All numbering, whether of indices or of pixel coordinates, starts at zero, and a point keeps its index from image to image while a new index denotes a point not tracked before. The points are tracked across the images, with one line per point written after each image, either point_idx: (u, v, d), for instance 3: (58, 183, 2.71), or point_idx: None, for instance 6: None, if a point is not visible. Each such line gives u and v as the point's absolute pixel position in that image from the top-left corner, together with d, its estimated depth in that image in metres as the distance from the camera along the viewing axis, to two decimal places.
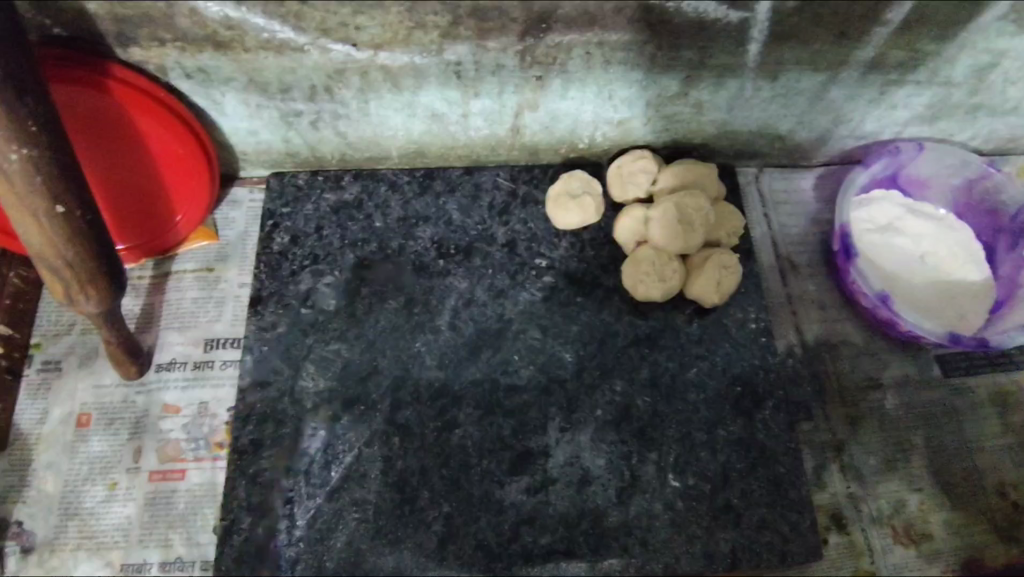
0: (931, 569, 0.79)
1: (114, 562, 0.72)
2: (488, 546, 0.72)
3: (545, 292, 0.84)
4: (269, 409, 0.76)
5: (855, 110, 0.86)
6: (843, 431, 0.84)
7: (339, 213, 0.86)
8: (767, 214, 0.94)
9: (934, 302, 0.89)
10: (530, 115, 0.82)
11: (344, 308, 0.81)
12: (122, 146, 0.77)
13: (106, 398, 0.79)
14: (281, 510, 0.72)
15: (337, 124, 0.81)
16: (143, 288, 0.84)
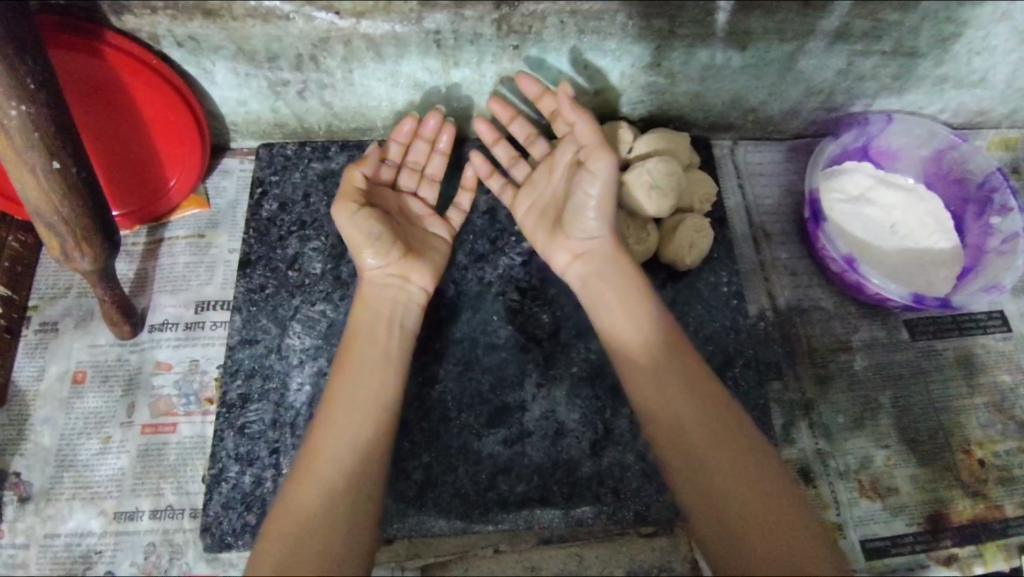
0: (895, 521, 0.82)
1: (108, 510, 0.76)
2: (466, 494, 0.75)
3: (524, 256, 0.87)
4: (257, 365, 0.79)
5: (824, 82, 0.89)
6: (813, 390, 0.87)
7: (326, 181, 0.90)
8: (741, 185, 0.97)
9: (902, 268, 0.91)
10: (509, 85, 0.85)
11: (330, 270, 0.84)
12: (119, 113, 0.81)
13: (101, 357, 0.82)
14: (267, 459, 0.75)
15: (323, 93, 0.84)
16: (137, 253, 0.87)
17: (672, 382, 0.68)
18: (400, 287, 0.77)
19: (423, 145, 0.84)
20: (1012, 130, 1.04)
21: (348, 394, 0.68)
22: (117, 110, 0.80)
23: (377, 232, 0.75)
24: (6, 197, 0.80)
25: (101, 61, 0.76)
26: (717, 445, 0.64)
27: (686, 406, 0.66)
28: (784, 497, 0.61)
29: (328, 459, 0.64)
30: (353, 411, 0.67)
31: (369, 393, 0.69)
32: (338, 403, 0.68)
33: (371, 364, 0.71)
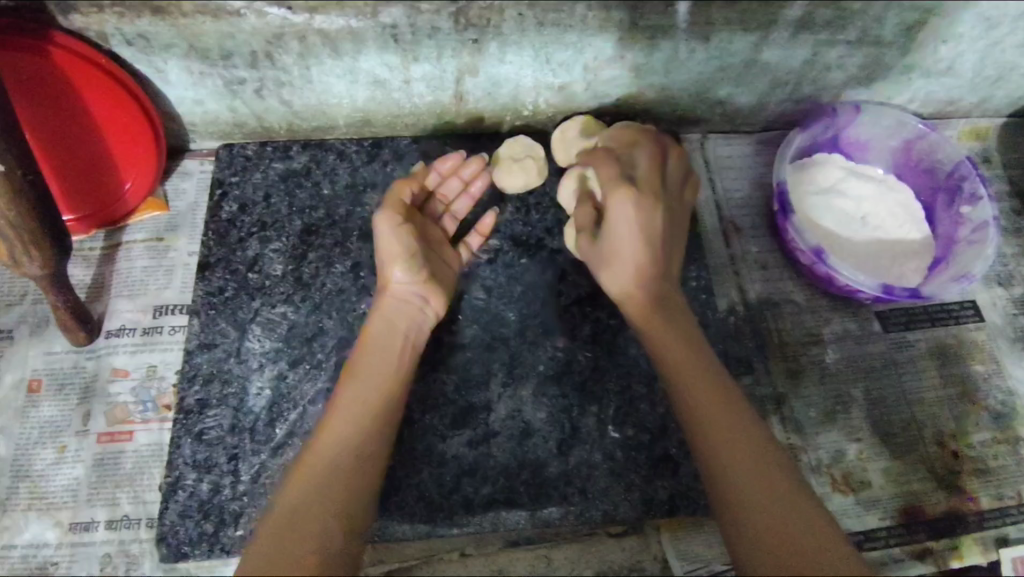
0: (869, 515, 0.81)
1: (64, 521, 0.74)
2: (430, 498, 0.73)
3: (490, 254, 0.86)
4: (215, 370, 0.77)
5: (791, 72, 0.88)
6: (784, 384, 0.86)
7: (287, 181, 0.88)
8: (710, 179, 0.96)
9: (872, 259, 0.91)
10: (471, 80, 0.84)
11: (291, 272, 0.82)
12: (68, 112, 0.79)
13: (57, 364, 0.80)
14: (225, 466, 0.73)
15: (281, 92, 0.82)
16: (94, 258, 0.85)
17: (703, 393, 0.70)
18: (420, 308, 0.75)
19: (457, 184, 0.84)
20: (982, 119, 1.04)
21: (355, 406, 0.68)
22: (66, 109, 0.79)
23: (414, 247, 0.74)
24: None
25: (45, 59, 0.74)
26: (740, 450, 0.66)
27: (717, 412, 0.68)
28: (801, 508, 0.62)
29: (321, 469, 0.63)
30: (353, 423, 0.66)
31: (372, 406, 0.68)
32: (341, 414, 0.67)
33: (378, 376, 0.70)
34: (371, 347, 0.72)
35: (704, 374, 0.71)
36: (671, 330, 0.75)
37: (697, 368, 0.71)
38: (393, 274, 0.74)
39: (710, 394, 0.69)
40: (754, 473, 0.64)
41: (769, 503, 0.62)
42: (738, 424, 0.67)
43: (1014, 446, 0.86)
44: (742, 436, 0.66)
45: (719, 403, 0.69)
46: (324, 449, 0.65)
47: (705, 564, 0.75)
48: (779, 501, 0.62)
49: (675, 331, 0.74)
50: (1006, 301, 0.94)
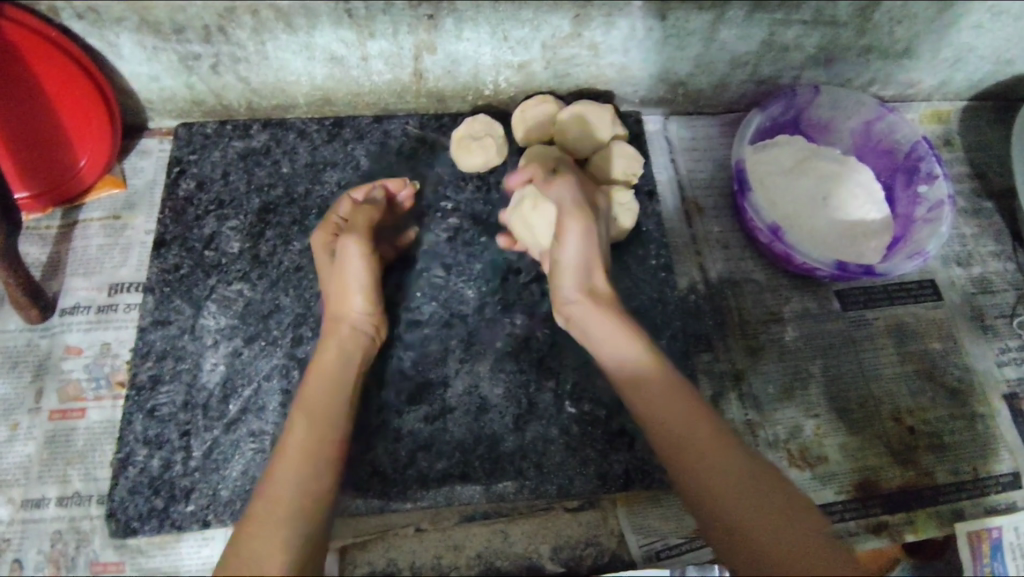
0: (825, 489, 0.82)
1: (14, 499, 0.73)
2: (384, 473, 0.73)
3: (450, 232, 0.86)
4: (169, 347, 0.77)
5: (749, 52, 0.89)
6: (743, 361, 0.86)
7: (246, 159, 0.88)
8: (673, 160, 0.96)
9: (831, 238, 0.91)
10: (429, 58, 0.84)
11: (248, 250, 0.82)
12: (22, 87, 0.78)
13: (10, 342, 0.79)
14: (177, 442, 0.72)
15: (237, 68, 0.82)
16: (50, 237, 0.84)
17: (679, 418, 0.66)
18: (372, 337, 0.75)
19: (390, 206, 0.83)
20: (943, 103, 1.05)
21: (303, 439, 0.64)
22: (18, 83, 0.77)
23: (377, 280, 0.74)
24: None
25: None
26: (731, 477, 0.62)
27: (696, 436, 0.65)
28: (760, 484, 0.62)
29: (273, 511, 0.59)
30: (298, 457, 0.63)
31: (322, 439, 0.64)
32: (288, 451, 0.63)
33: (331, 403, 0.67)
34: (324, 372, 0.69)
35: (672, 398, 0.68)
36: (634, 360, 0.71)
37: (666, 389, 0.68)
38: (352, 303, 0.73)
39: (688, 418, 0.66)
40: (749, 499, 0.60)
41: (769, 530, 0.58)
42: (719, 447, 0.64)
43: (970, 421, 0.87)
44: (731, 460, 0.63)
45: (697, 426, 0.65)
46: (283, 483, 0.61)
47: (660, 538, 0.76)
48: (779, 526, 0.59)
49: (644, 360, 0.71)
50: (964, 281, 0.95)
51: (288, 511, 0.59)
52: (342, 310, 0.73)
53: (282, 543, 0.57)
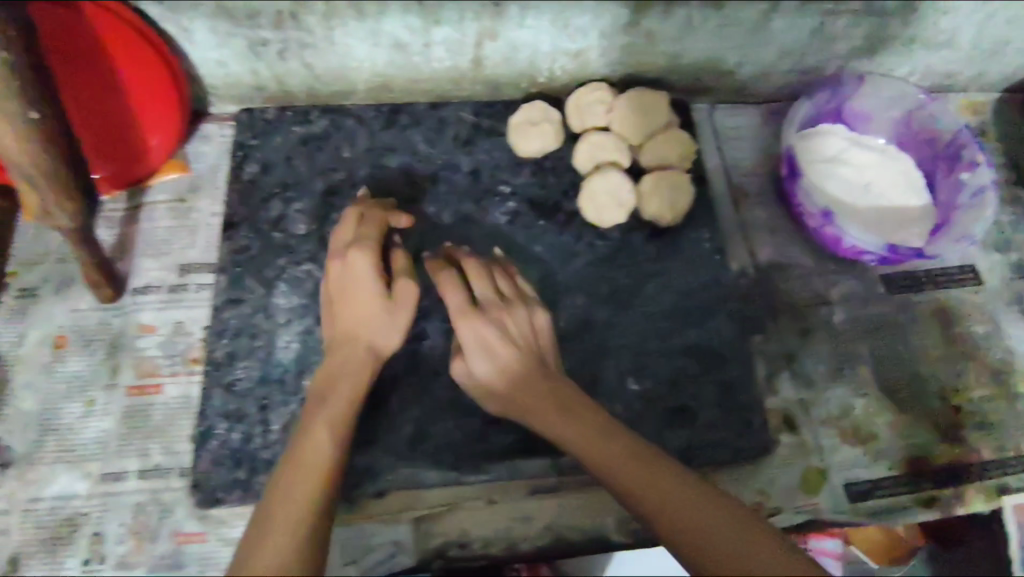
0: (876, 465, 0.84)
1: (93, 473, 0.75)
2: (457, 446, 0.77)
3: (509, 216, 0.87)
4: (244, 325, 0.79)
5: (799, 42, 0.91)
6: (794, 342, 0.89)
7: (308, 144, 0.89)
8: (720, 147, 0.99)
9: (877, 225, 0.93)
10: (490, 45, 0.86)
11: (315, 232, 0.84)
12: (101, 75, 0.81)
13: (83, 321, 0.81)
14: (256, 416, 0.75)
15: (304, 54, 0.83)
16: (117, 218, 0.85)
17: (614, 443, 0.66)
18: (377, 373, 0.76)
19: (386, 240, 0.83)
20: (978, 94, 1.08)
21: (324, 453, 0.66)
22: (98, 70, 0.81)
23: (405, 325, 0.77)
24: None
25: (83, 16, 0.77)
26: (677, 494, 0.60)
27: (628, 460, 0.64)
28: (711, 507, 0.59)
29: (293, 514, 0.60)
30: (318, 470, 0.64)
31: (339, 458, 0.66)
32: (306, 462, 0.65)
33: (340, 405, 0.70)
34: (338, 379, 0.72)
35: (600, 430, 0.67)
36: (545, 406, 0.70)
37: (591, 420, 0.68)
38: (391, 338, 0.75)
39: (617, 447, 0.65)
40: (696, 510, 0.59)
41: (727, 539, 0.56)
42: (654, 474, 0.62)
43: (1013, 401, 0.89)
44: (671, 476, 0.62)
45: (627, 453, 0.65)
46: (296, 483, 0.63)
47: None
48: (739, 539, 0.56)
49: (557, 403, 0.70)
50: (1003, 266, 0.98)
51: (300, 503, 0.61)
52: (380, 345, 0.74)
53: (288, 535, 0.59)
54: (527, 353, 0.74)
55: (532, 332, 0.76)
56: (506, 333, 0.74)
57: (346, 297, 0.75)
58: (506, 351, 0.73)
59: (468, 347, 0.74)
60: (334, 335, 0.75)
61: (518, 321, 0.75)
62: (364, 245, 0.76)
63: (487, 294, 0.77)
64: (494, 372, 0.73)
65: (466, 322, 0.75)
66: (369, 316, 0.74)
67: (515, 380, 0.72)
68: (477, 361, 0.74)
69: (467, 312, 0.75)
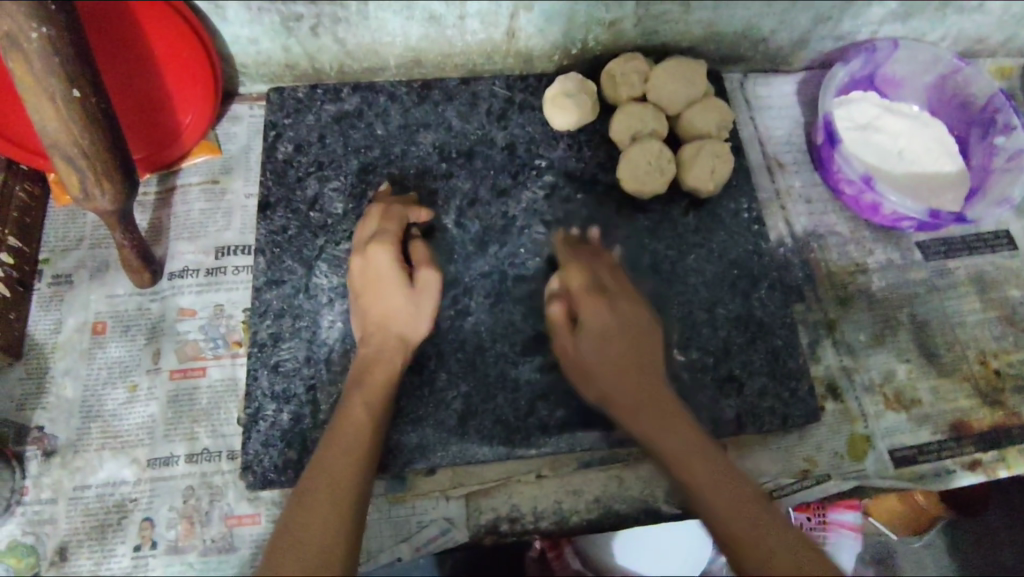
0: (921, 430, 0.84)
1: (140, 458, 0.74)
2: (507, 421, 0.76)
3: (547, 190, 0.86)
4: (286, 306, 0.78)
5: (834, 7, 0.90)
6: (834, 310, 0.89)
7: (340, 122, 0.88)
8: (753, 116, 0.98)
9: (913, 191, 0.92)
10: (525, 16, 0.84)
11: (353, 210, 0.83)
12: (136, 52, 0.80)
13: (121, 306, 0.80)
14: (304, 396, 0.74)
15: (336, 29, 0.82)
16: (150, 203, 0.85)
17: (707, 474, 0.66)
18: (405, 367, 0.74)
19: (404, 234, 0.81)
20: (1006, 59, 1.05)
21: (362, 426, 0.67)
22: (133, 47, 0.79)
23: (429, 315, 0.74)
24: (29, 147, 0.79)
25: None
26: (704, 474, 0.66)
27: (721, 493, 0.65)
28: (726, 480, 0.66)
29: (335, 495, 0.61)
30: (358, 442, 0.65)
31: (376, 431, 0.67)
32: (343, 442, 0.65)
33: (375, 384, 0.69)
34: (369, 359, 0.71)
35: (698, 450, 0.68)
36: (651, 405, 0.70)
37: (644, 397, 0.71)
38: (420, 327, 0.73)
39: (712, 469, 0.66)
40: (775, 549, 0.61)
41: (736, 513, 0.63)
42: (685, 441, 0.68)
43: None
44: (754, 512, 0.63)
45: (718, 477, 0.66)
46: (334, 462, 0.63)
47: (772, 479, 0.80)
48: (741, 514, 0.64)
49: (657, 412, 0.69)
50: None
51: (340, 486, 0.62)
52: (409, 334, 0.73)
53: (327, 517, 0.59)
54: (637, 349, 0.72)
55: (645, 329, 0.74)
56: (623, 324, 0.73)
57: (370, 291, 0.73)
58: (623, 342, 0.72)
59: (584, 327, 0.73)
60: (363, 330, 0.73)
61: (636, 315, 0.74)
62: (384, 238, 0.74)
63: (609, 286, 0.76)
64: (604, 356, 0.72)
65: (588, 303, 0.74)
66: (394, 310, 0.72)
67: (627, 370, 0.71)
68: (590, 346, 0.72)
69: (591, 295, 0.74)
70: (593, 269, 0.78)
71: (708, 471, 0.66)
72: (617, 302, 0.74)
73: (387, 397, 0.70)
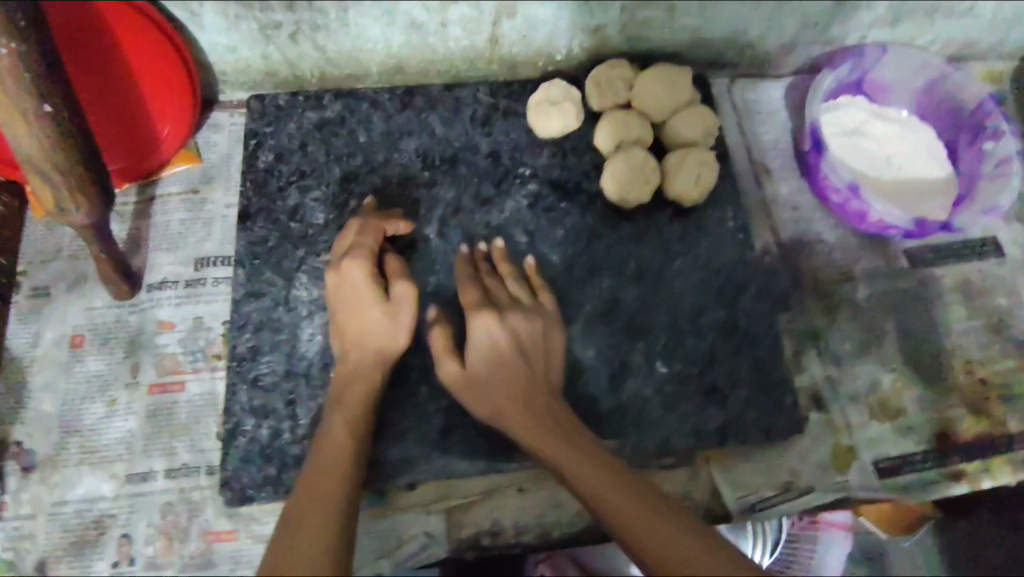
0: (905, 440, 0.84)
1: (118, 474, 0.74)
2: (489, 435, 0.75)
3: (530, 199, 0.86)
4: (265, 318, 0.77)
5: (822, 12, 0.89)
6: (820, 319, 0.88)
7: (321, 130, 0.86)
8: (740, 122, 0.97)
9: (899, 198, 0.91)
10: (508, 22, 0.83)
11: (334, 220, 0.82)
12: (117, 72, 0.81)
13: (99, 319, 0.79)
14: (283, 411, 0.74)
15: (316, 36, 0.81)
16: (129, 213, 0.84)
17: (613, 486, 0.63)
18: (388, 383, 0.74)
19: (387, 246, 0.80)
20: (997, 62, 1.04)
21: (342, 448, 0.66)
22: (114, 67, 0.81)
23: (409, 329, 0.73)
24: (7, 161, 0.78)
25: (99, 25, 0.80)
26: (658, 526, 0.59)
27: (631, 505, 0.61)
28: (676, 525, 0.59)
29: (327, 502, 0.61)
30: (338, 465, 0.64)
31: (357, 453, 0.67)
32: (329, 454, 0.65)
33: (358, 391, 0.70)
34: (350, 371, 0.71)
35: (599, 465, 0.64)
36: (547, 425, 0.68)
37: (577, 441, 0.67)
38: (398, 340, 0.72)
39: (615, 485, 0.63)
40: (690, 556, 0.56)
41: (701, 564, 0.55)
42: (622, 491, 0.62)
43: None
44: (664, 523, 0.59)
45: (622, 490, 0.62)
46: (321, 473, 0.63)
47: (754, 492, 0.79)
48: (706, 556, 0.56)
49: (557, 431, 0.67)
50: None
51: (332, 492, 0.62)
52: (391, 348, 0.72)
53: (322, 520, 0.59)
54: (530, 366, 0.72)
55: (541, 342, 0.74)
56: (513, 337, 0.72)
57: (347, 306, 0.72)
58: (514, 360, 0.71)
59: (472, 344, 0.73)
60: (342, 346, 0.73)
61: (531, 327, 0.74)
62: (360, 252, 0.74)
63: (502, 300, 0.76)
64: (497, 373, 0.71)
65: (477, 318, 0.73)
66: (374, 325, 0.72)
67: (518, 387, 0.70)
68: (480, 364, 0.72)
69: (479, 308, 0.74)
70: (493, 286, 0.77)
71: (646, 511, 0.60)
72: (506, 313, 0.74)
73: (367, 415, 0.69)
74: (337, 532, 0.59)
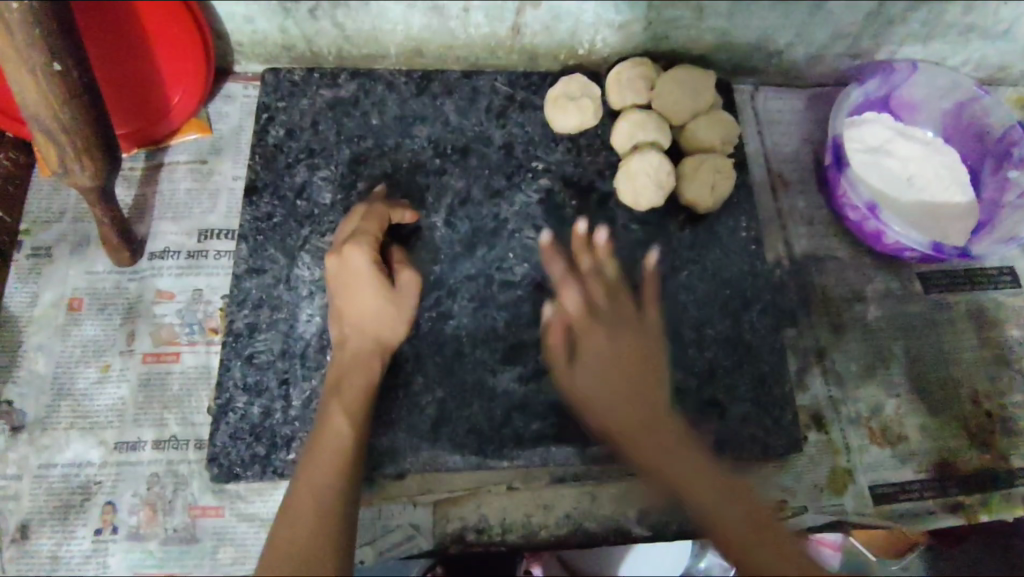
0: (904, 468, 0.82)
1: (108, 440, 0.73)
2: (481, 431, 0.74)
3: (541, 194, 0.84)
4: (264, 296, 0.76)
5: (853, 25, 0.87)
6: (826, 337, 0.87)
7: (335, 109, 0.85)
8: (760, 131, 0.95)
9: (919, 221, 0.89)
10: (531, 13, 0.81)
11: (340, 202, 0.81)
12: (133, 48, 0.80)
13: (99, 284, 0.79)
14: (276, 391, 0.73)
15: (336, 13, 0.79)
16: (135, 179, 0.83)
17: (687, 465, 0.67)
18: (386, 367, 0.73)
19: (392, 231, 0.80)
20: None
21: (344, 436, 0.65)
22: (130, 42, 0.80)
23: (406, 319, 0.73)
24: (12, 114, 0.77)
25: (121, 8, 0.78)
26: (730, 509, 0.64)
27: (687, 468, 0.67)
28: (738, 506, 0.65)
29: (317, 503, 0.61)
30: (339, 457, 0.64)
31: (359, 440, 0.66)
32: (324, 445, 0.64)
33: (359, 382, 0.69)
34: (349, 360, 0.70)
35: (695, 465, 0.67)
36: (660, 432, 0.69)
37: (656, 421, 0.70)
38: (398, 328, 0.72)
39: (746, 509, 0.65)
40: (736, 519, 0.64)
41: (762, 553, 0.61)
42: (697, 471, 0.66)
43: None
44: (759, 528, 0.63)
45: (713, 485, 0.66)
46: (316, 468, 0.63)
47: None
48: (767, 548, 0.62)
49: (646, 425, 0.70)
50: None
51: (325, 490, 0.62)
52: (389, 337, 0.72)
53: (315, 521, 0.60)
54: (640, 373, 0.72)
55: (639, 346, 0.73)
56: (614, 347, 0.73)
57: (345, 292, 0.71)
58: (620, 364, 0.72)
59: (577, 355, 0.73)
60: (341, 331, 0.72)
61: (632, 339, 0.73)
62: (362, 238, 0.73)
63: (601, 301, 0.76)
64: (603, 381, 0.71)
65: (583, 328, 0.74)
66: (373, 313, 0.71)
67: (624, 391, 0.71)
68: (591, 381, 0.72)
69: (582, 320, 0.75)
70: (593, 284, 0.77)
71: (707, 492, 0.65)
72: (608, 328, 0.74)
73: (367, 401, 0.68)
74: (332, 532, 0.60)
